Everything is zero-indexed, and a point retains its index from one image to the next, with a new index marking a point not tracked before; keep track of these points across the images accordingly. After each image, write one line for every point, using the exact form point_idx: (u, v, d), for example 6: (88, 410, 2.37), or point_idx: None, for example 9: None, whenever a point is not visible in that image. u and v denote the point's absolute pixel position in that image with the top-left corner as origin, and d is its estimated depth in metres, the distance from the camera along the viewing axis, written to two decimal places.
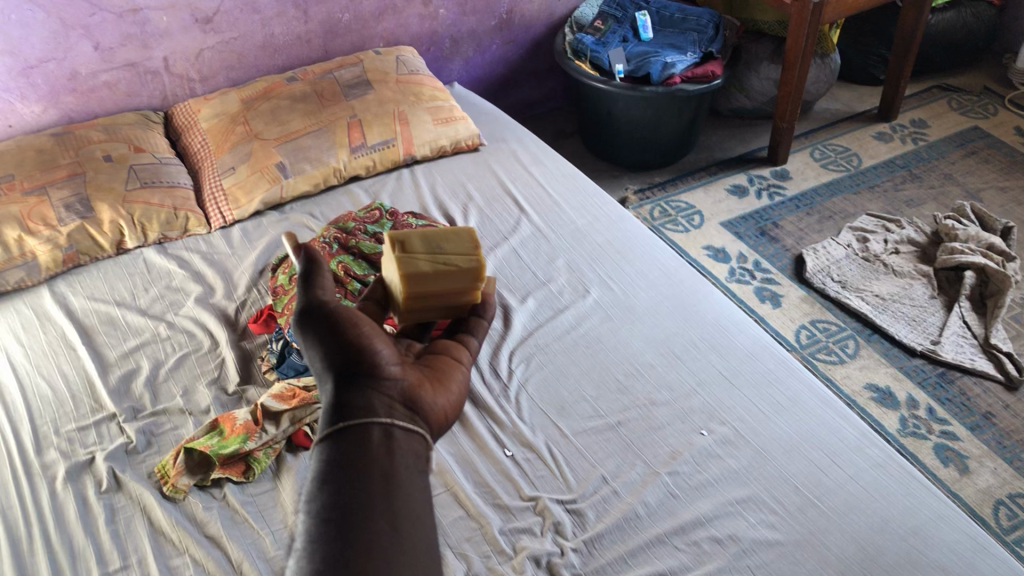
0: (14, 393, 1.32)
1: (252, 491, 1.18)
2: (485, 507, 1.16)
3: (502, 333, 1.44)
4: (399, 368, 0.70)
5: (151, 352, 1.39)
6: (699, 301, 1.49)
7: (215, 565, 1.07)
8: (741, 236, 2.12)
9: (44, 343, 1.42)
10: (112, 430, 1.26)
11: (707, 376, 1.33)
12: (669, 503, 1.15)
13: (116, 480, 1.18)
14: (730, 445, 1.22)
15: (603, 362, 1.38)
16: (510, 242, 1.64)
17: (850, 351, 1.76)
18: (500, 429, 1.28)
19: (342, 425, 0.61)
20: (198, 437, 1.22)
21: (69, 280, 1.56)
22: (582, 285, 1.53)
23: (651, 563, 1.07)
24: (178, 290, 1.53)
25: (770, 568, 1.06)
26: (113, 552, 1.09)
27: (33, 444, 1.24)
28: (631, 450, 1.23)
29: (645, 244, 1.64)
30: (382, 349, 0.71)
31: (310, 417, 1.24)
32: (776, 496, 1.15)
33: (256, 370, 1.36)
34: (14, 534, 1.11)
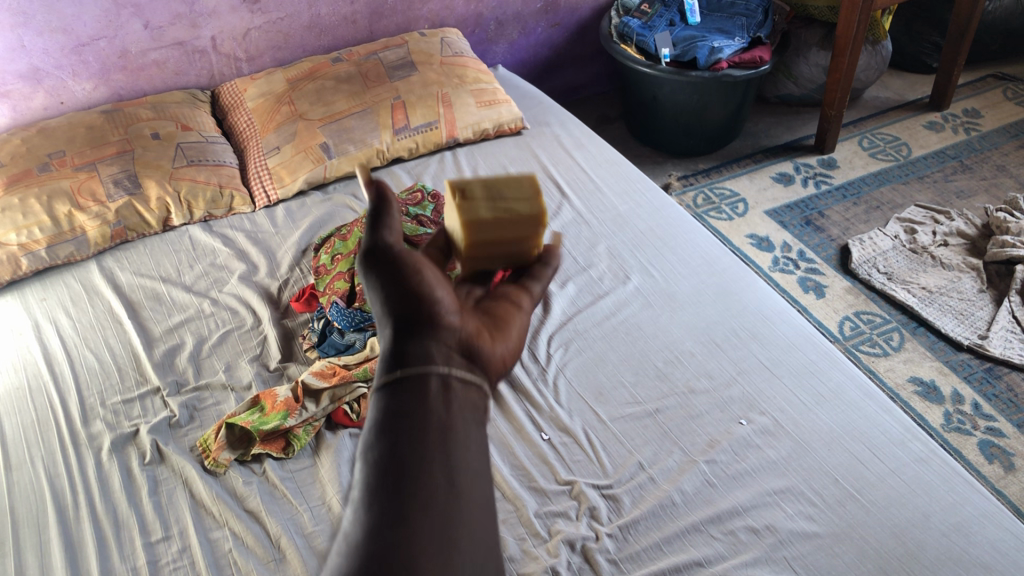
0: (63, 364, 1.35)
1: (292, 467, 1.20)
2: (521, 489, 1.17)
3: (541, 317, 1.44)
4: (469, 319, 0.47)
5: (195, 328, 1.42)
6: (742, 289, 1.47)
7: (254, 539, 1.09)
8: (786, 225, 2.09)
9: (91, 316, 1.44)
10: (156, 403, 1.28)
11: (747, 364, 1.32)
12: (706, 492, 1.14)
13: (159, 452, 1.21)
14: (770, 435, 1.21)
15: (642, 349, 1.37)
16: (551, 227, 1.64)
17: (894, 344, 1.73)
18: (537, 413, 1.28)
19: (396, 380, 0.40)
20: (240, 412, 1.23)
21: (117, 256, 1.59)
22: (623, 271, 1.52)
23: (687, 551, 1.07)
24: (223, 268, 1.55)
25: (808, 562, 1.05)
26: (155, 523, 1.11)
27: (80, 415, 1.26)
28: (668, 437, 1.23)
29: (688, 230, 1.62)
30: (447, 293, 0.48)
31: (350, 395, 1.26)
32: (815, 488, 1.14)
33: (297, 348, 1.37)
34: (61, 502, 1.14)
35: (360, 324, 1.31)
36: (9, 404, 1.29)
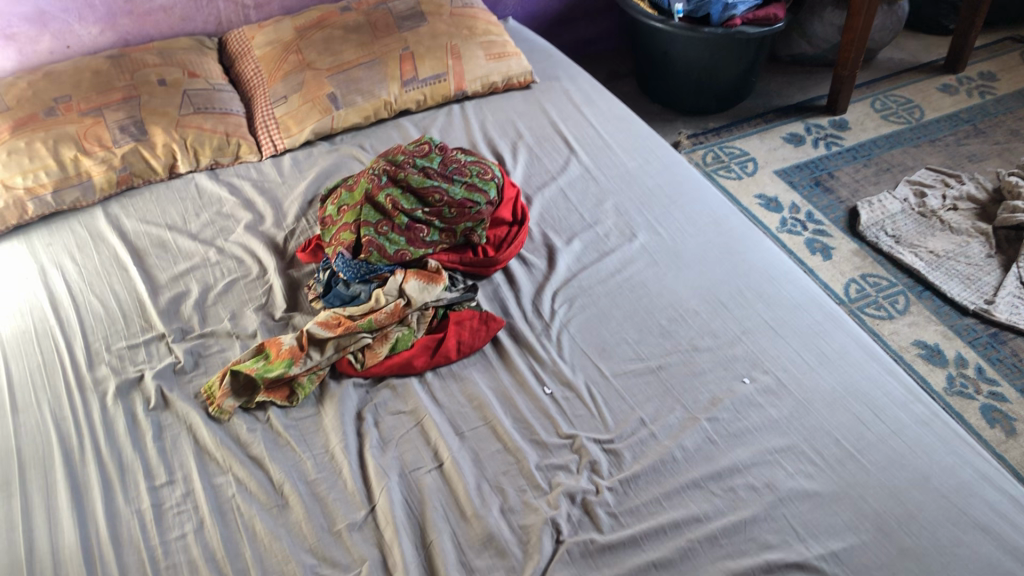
0: (69, 309, 1.35)
1: (296, 416, 1.21)
2: (522, 442, 1.18)
3: (546, 273, 1.43)
4: None
5: (200, 276, 1.42)
6: (749, 249, 1.47)
7: (258, 485, 1.10)
8: (795, 186, 2.08)
9: (97, 262, 1.45)
10: (161, 350, 1.28)
11: (751, 324, 1.32)
12: (707, 449, 1.15)
13: (164, 398, 1.21)
14: (772, 394, 1.21)
15: (647, 307, 1.37)
16: (558, 183, 1.63)
17: (900, 307, 1.73)
18: (540, 368, 1.29)
19: None
20: (245, 360, 1.24)
21: (123, 203, 1.58)
22: (629, 228, 1.52)
23: (685, 507, 1.08)
24: (228, 217, 1.55)
25: (806, 520, 1.06)
26: (160, 467, 1.12)
27: (85, 360, 1.27)
28: (670, 394, 1.23)
29: (696, 189, 1.61)
30: None
31: (355, 345, 1.26)
32: (816, 447, 1.14)
33: (303, 299, 1.37)
34: (66, 445, 1.15)
35: (365, 275, 1.32)
36: (15, 347, 1.29)
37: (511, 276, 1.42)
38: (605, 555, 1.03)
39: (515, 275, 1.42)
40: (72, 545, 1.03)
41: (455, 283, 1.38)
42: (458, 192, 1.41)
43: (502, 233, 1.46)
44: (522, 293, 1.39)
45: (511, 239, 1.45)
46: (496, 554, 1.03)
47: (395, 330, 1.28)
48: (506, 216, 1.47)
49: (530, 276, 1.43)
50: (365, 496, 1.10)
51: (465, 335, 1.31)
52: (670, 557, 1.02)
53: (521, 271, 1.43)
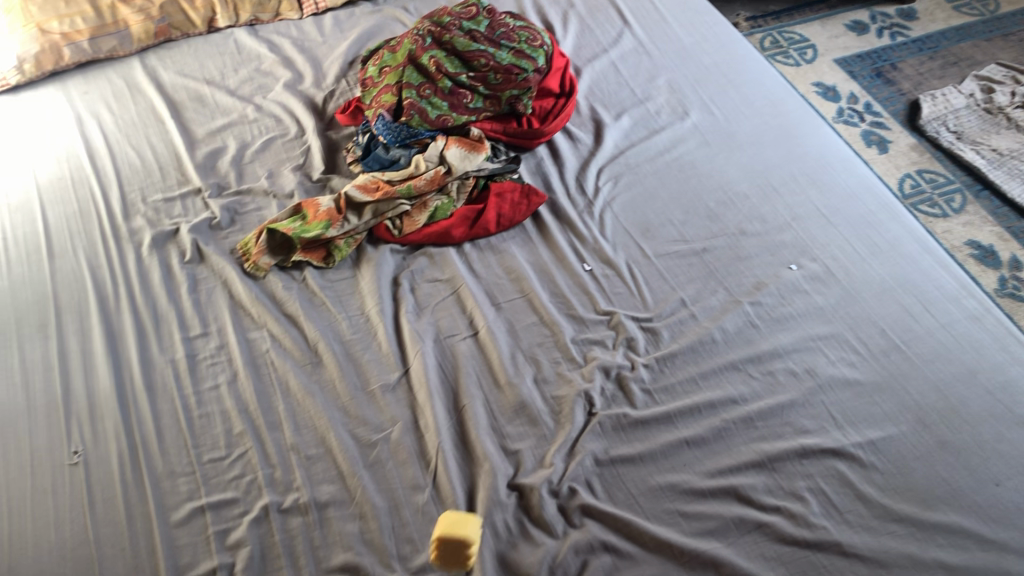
0: (105, 159, 1.33)
1: (332, 278, 1.19)
2: (559, 316, 1.15)
3: (592, 149, 1.40)
4: None
5: (238, 133, 1.39)
6: (805, 134, 1.42)
7: (291, 342, 1.09)
8: (855, 76, 2.00)
9: (133, 114, 1.42)
10: (197, 205, 1.27)
11: (802, 211, 1.29)
12: (747, 333, 1.13)
13: (199, 252, 1.20)
14: (819, 282, 1.19)
15: (695, 189, 1.33)
16: (610, 55, 1.58)
17: (955, 206, 1.68)
18: (580, 244, 1.26)
19: None
20: (282, 220, 1.22)
21: (161, 54, 1.54)
22: (681, 107, 1.47)
23: (722, 388, 1.06)
24: (267, 75, 1.51)
25: (845, 407, 1.04)
26: (194, 319, 1.12)
27: (121, 210, 1.25)
28: (714, 277, 1.20)
29: (753, 69, 1.55)
30: None
31: (392, 212, 1.23)
32: (861, 336, 1.12)
33: (341, 162, 1.35)
34: (102, 291, 1.14)
35: (406, 140, 1.30)
36: (51, 193, 1.28)
37: (556, 150, 1.39)
38: (637, 431, 1.02)
39: (559, 150, 1.39)
40: (106, 388, 1.03)
41: (497, 154, 1.35)
42: (505, 57, 1.33)
43: (548, 105, 1.41)
44: (566, 169, 1.36)
45: (558, 112, 1.40)
46: (527, 423, 1.03)
47: (435, 199, 1.25)
48: (553, 88, 1.42)
49: (575, 151, 1.40)
50: (399, 359, 1.09)
51: (505, 208, 1.27)
52: (703, 435, 1.01)
53: (566, 146, 1.40)
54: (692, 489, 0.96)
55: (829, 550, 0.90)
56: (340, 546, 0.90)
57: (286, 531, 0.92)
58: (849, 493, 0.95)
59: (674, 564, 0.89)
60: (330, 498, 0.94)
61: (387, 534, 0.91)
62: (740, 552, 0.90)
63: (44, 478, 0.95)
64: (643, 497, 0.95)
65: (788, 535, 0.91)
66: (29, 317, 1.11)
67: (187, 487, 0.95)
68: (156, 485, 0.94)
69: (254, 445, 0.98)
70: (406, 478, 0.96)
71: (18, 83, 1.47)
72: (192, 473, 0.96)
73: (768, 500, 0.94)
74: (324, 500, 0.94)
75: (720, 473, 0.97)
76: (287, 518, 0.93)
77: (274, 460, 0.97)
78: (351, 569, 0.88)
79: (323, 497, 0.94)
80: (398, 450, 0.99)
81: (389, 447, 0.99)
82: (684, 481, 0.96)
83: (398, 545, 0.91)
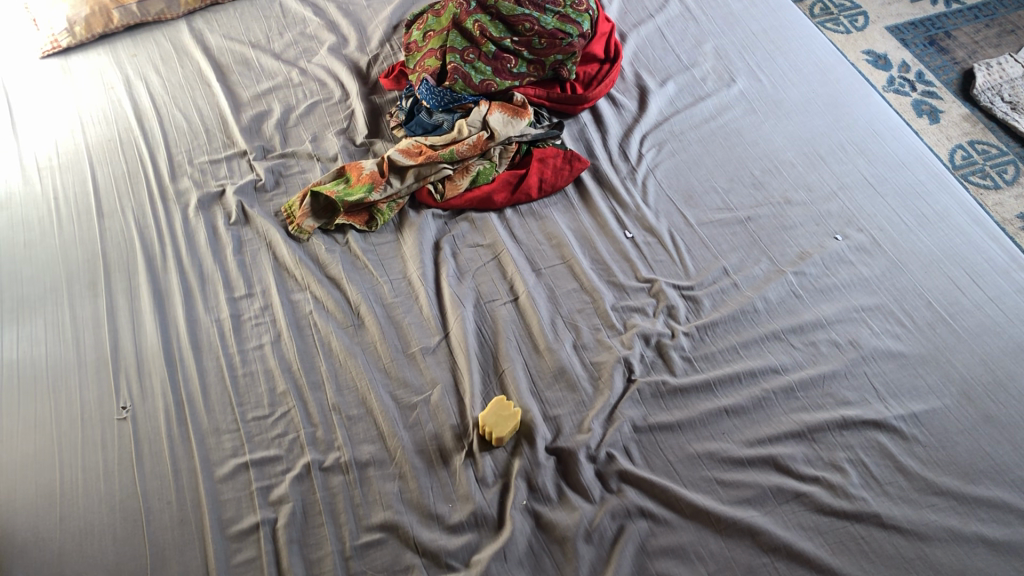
0: (153, 121, 1.35)
1: (374, 242, 1.20)
2: (599, 283, 1.15)
3: (636, 115, 1.39)
4: None
5: (283, 96, 1.40)
6: (853, 102, 1.41)
7: (334, 305, 1.11)
8: (907, 44, 1.96)
9: (180, 76, 1.43)
10: (243, 167, 1.28)
11: (849, 181, 1.28)
12: (790, 302, 1.12)
13: (244, 215, 1.21)
14: (865, 252, 1.18)
15: (740, 156, 1.33)
16: (656, 21, 1.56)
17: (1008, 178, 1.64)
18: (622, 212, 1.25)
19: None
20: (325, 183, 1.23)
21: (207, 17, 1.55)
22: (728, 74, 1.46)
23: (764, 357, 1.05)
24: (312, 39, 1.52)
25: (888, 379, 1.03)
26: (239, 279, 1.13)
27: (168, 171, 1.27)
28: (758, 246, 1.20)
29: (804, 36, 1.54)
30: None
31: (435, 176, 1.23)
32: (906, 309, 1.11)
33: (384, 126, 1.36)
34: (149, 251, 1.16)
35: (448, 105, 1.29)
36: (101, 154, 1.30)
37: (599, 116, 1.38)
38: (676, 398, 1.01)
39: (602, 115, 1.38)
40: (153, 346, 1.05)
41: (540, 120, 1.34)
42: (550, 22, 1.33)
43: (592, 71, 1.41)
44: (609, 135, 1.35)
45: (602, 77, 1.40)
46: (566, 388, 1.03)
47: (477, 163, 1.25)
48: (598, 53, 1.41)
49: (619, 117, 1.39)
50: (439, 323, 1.09)
51: (547, 173, 1.27)
52: (742, 405, 1.00)
53: (609, 112, 1.39)
54: (730, 458, 0.95)
55: (869, 521, 0.90)
56: (380, 505, 0.92)
57: (328, 489, 0.93)
58: (889, 465, 0.95)
59: (711, 531, 0.89)
60: (371, 457, 0.96)
61: (427, 495, 0.92)
62: (778, 521, 0.90)
63: (94, 432, 0.97)
64: (681, 464, 0.95)
65: (827, 505, 0.91)
66: (79, 275, 1.14)
67: (231, 444, 0.96)
68: (202, 441, 0.96)
69: (297, 405, 1.00)
70: (446, 440, 0.97)
71: (69, 45, 1.49)
72: (236, 431, 0.98)
73: (807, 470, 0.94)
74: (364, 460, 0.95)
75: (759, 442, 0.97)
76: (328, 477, 0.94)
77: (316, 420, 0.99)
78: (391, 527, 0.90)
79: (364, 457, 0.96)
80: (438, 412, 1.00)
81: (429, 409, 1.00)
82: (723, 449, 0.96)
83: (437, 505, 0.92)
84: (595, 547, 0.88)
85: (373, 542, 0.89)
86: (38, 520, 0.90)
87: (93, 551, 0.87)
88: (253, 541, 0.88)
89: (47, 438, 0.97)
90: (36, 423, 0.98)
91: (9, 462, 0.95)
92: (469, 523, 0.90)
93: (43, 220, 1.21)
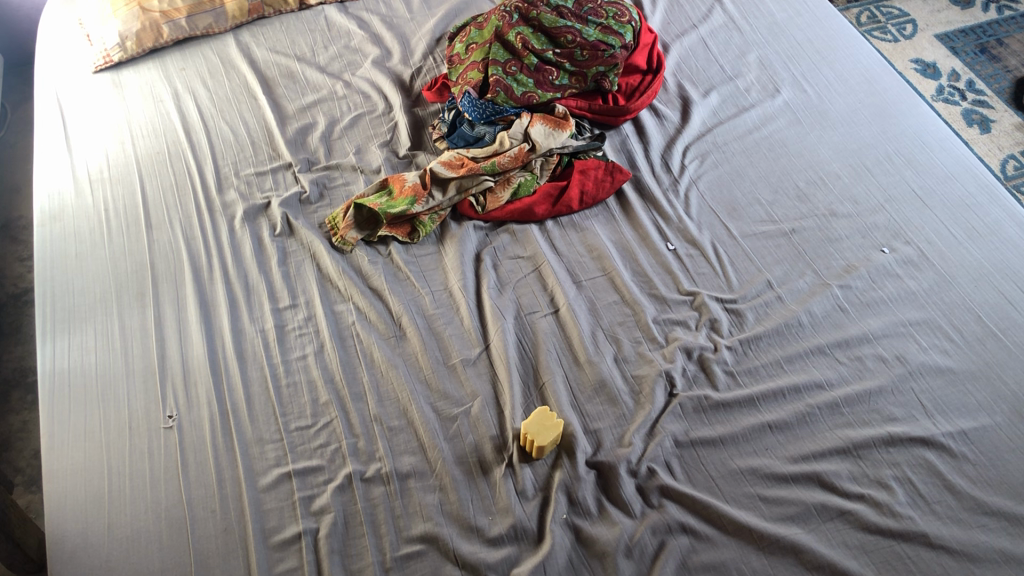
0: (200, 134, 1.38)
1: (416, 253, 1.21)
2: (641, 295, 1.15)
3: (679, 126, 1.39)
4: None
5: (327, 109, 1.42)
6: (902, 112, 1.39)
7: (377, 316, 1.11)
8: (957, 52, 1.92)
9: (228, 89, 1.46)
10: (288, 179, 1.30)
11: (897, 192, 1.26)
12: (836, 316, 1.10)
13: (289, 226, 1.23)
14: (912, 266, 1.16)
15: (785, 167, 1.32)
16: (699, 31, 1.56)
17: None
18: (664, 224, 1.25)
19: None
20: (369, 195, 1.24)
21: (254, 31, 1.58)
22: (772, 84, 1.45)
23: (808, 372, 1.04)
24: (356, 52, 1.54)
25: (936, 395, 1.01)
26: (283, 290, 1.15)
27: (215, 183, 1.29)
28: (803, 258, 1.18)
29: (849, 45, 1.53)
30: None
31: (476, 188, 1.24)
32: (955, 324, 1.09)
33: (427, 138, 1.37)
34: (196, 261, 1.18)
35: (490, 117, 1.29)
36: (150, 166, 1.33)
37: (641, 127, 1.38)
38: (718, 413, 1.01)
39: (644, 127, 1.38)
40: (199, 356, 1.06)
41: (581, 131, 1.34)
42: (592, 34, 1.33)
43: (635, 82, 1.40)
44: (651, 146, 1.35)
45: (644, 88, 1.40)
46: (607, 402, 1.02)
47: (519, 175, 1.25)
48: (640, 64, 1.40)
49: (661, 128, 1.39)
50: (480, 335, 1.10)
51: (588, 185, 1.27)
52: (786, 420, 0.99)
53: (651, 123, 1.39)
54: (774, 474, 0.94)
55: (916, 541, 0.88)
56: (420, 516, 0.92)
57: (368, 500, 0.94)
58: (937, 483, 0.93)
59: (754, 549, 0.88)
60: (411, 469, 0.96)
61: (467, 507, 0.93)
62: (822, 539, 0.89)
63: (141, 441, 0.99)
64: (723, 480, 0.94)
65: (873, 524, 0.89)
66: (128, 286, 1.16)
67: (275, 454, 0.98)
68: (246, 450, 0.98)
69: (339, 415, 1.01)
70: (486, 453, 0.97)
71: (120, 60, 1.52)
72: (280, 440, 0.99)
73: (852, 488, 0.92)
74: (405, 471, 0.96)
75: (804, 458, 0.95)
76: (369, 488, 0.95)
77: (358, 430, 1.00)
78: (431, 539, 0.90)
79: (405, 468, 0.96)
80: (478, 424, 1.00)
81: (469, 421, 1.01)
82: (766, 465, 0.95)
83: (477, 517, 0.92)
84: (635, 563, 0.88)
85: (414, 554, 0.89)
86: (87, 527, 0.92)
87: (139, 558, 0.89)
88: (295, 551, 0.89)
89: (95, 446, 0.99)
90: (86, 431, 1.00)
91: (60, 468, 0.97)
92: (509, 536, 0.90)
93: (94, 231, 1.24)
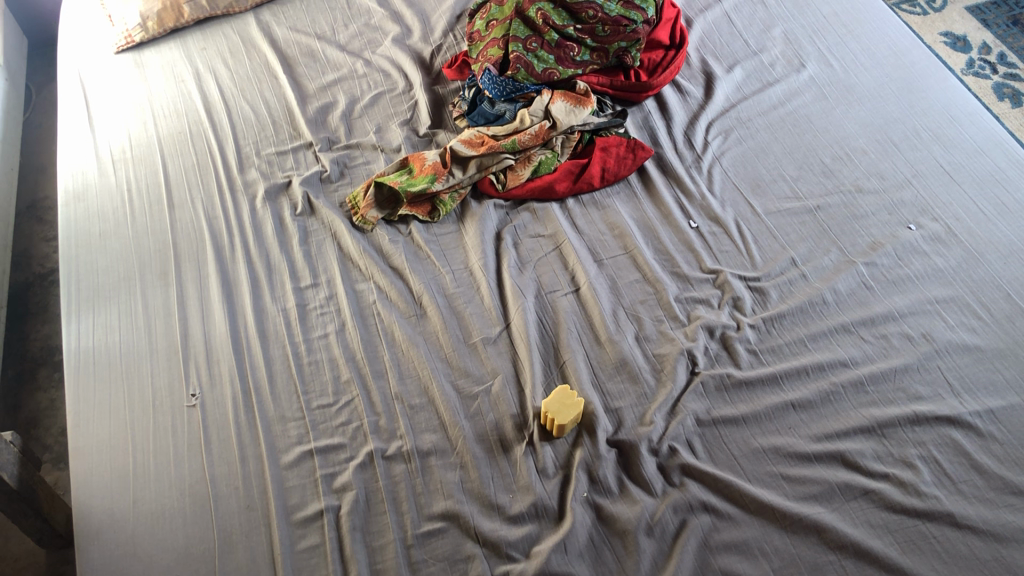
0: (221, 113, 1.38)
1: (436, 232, 1.20)
2: (662, 273, 1.14)
3: (702, 102, 1.37)
4: None
5: (348, 87, 1.42)
6: (930, 86, 1.36)
7: (397, 295, 1.11)
8: (988, 24, 1.88)
9: (248, 68, 1.46)
10: (309, 158, 1.30)
11: (924, 168, 1.24)
12: (861, 294, 1.09)
13: (310, 205, 1.23)
14: (940, 242, 1.14)
15: (810, 143, 1.30)
16: (723, 6, 1.54)
17: None
18: (687, 201, 1.24)
19: None
20: (390, 174, 1.24)
21: (274, 10, 1.58)
22: (797, 59, 1.43)
23: (832, 350, 1.03)
24: (377, 29, 1.53)
25: (963, 373, 1.00)
26: (305, 270, 1.15)
27: (236, 163, 1.30)
28: (827, 235, 1.17)
29: (876, 19, 1.50)
30: None
31: (497, 166, 1.23)
32: (983, 301, 1.07)
33: (447, 116, 1.37)
34: (218, 240, 1.19)
35: (511, 95, 1.28)
36: (171, 146, 1.33)
37: (664, 103, 1.37)
38: (741, 392, 1.00)
39: (667, 103, 1.36)
40: (222, 334, 1.07)
41: (603, 109, 1.33)
42: (614, 9, 1.31)
43: (657, 58, 1.39)
44: (673, 122, 1.34)
45: (666, 64, 1.38)
46: (628, 380, 1.02)
47: (540, 153, 1.24)
48: (663, 39, 1.39)
49: (684, 104, 1.37)
50: (501, 313, 1.09)
51: (610, 162, 1.26)
52: (810, 399, 0.98)
53: (674, 99, 1.38)
54: (797, 453, 0.93)
55: (942, 520, 0.87)
56: (441, 494, 0.92)
57: (390, 477, 0.94)
58: (963, 463, 0.91)
59: (776, 527, 0.87)
60: (432, 447, 0.96)
61: (488, 485, 0.92)
62: (846, 518, 0.88)
63: (164, 419, 1.00)
64: (745, 459, 0.94)
65: (897, 503, 0.88)
66: (151, 265, 1.16)
67: (297, 432, 0.98)
68: (268, 428, 0.98)
69: (360, 393, 1.01)
70: (507, 431, 0.97)
71: (142, 40, 1.53)
72: (302, 418, 0.99)
73: (876, 467, 0.91)
74: (426, 449, 0.96)
75: (827, 437, 0.94)
76: (390, 465, 0.95)
77: (379, 408, 1.00)
78: (452, 517, 0.90)
79: (426, 446, 0.96)
80: (499, 402, 1.00)
81: (490, 400, 1.00)
82: (788, 444, 0.94)
83: (498, 496, 0.92)
84: (656, 541, 0.87)
85: (435, 531, 0.89)
86: (112, 504, 0.92)
87: (164, 533, 0.90)
88: (317, 528, 0.90)
89: (120, 423, 1.00)
90: (110, 407, 1.01)
91: (85, 445, 0.98)
92: (529, 514, 0.90)
93: (117, 210, 1.24)
